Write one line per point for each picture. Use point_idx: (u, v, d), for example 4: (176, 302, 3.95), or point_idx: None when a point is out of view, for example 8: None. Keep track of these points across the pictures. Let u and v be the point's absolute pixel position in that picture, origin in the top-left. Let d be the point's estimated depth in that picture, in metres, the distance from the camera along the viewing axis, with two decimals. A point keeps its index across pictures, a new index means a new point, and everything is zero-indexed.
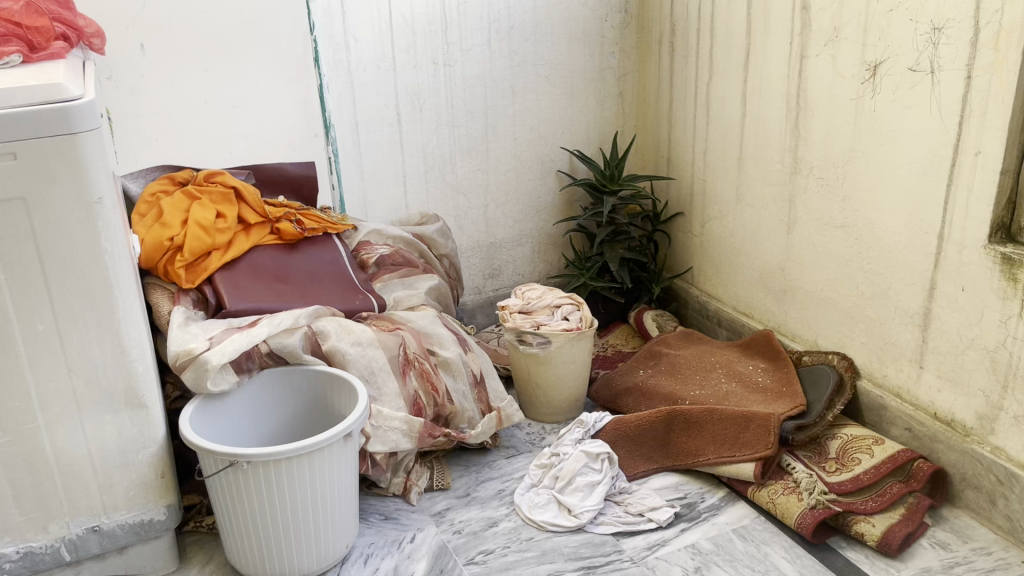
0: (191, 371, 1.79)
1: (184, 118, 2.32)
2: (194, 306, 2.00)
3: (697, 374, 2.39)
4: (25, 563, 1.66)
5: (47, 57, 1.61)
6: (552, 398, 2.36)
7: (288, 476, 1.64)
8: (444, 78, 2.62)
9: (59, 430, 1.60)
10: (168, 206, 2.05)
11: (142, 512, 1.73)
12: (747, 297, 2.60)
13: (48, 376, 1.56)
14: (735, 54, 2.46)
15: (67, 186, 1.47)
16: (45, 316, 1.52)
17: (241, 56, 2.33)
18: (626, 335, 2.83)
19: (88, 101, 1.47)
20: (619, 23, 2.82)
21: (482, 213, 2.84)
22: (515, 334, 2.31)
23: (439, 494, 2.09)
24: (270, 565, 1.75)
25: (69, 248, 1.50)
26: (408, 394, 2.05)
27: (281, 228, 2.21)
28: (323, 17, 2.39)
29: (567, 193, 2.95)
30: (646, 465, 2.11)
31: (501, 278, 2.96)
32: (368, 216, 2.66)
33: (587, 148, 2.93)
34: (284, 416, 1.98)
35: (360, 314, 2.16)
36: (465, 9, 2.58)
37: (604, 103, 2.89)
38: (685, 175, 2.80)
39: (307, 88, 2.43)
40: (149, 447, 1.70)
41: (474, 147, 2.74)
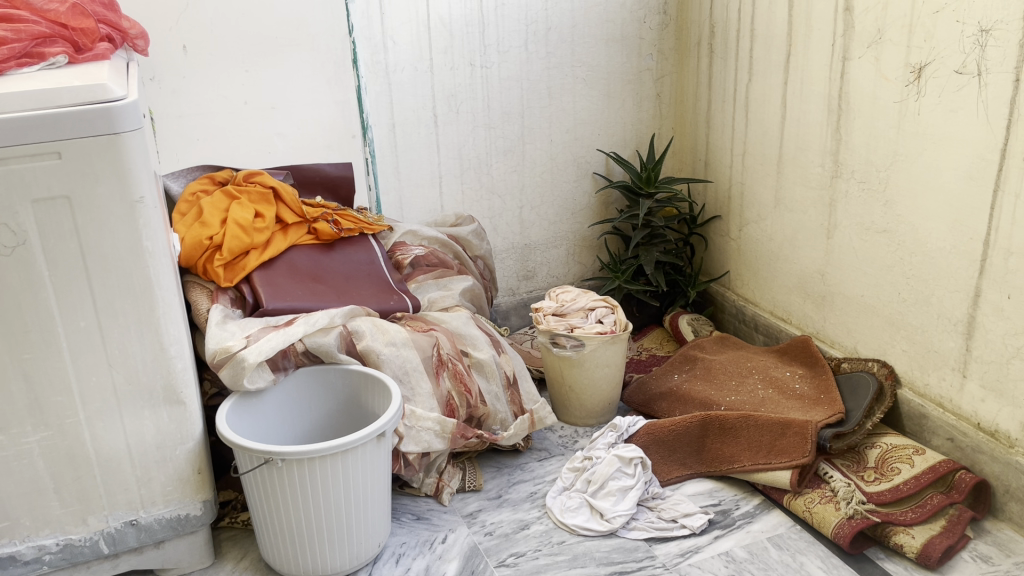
0: (228, 369, 1.81)
1: (225, 119, 2.35)
2: (232, 305, 2.03)
3: (732, 379, 2.37)
4: (64, 555, 1.69)
5: (92, 58, 1.64)
6: (585, 401, 2.34)
7: (322, 474, 1.65)
8: (481, 80, 2.62)
9: (99, 425, 1.63)
10: (207, 205, 2.08)
11: (179, 507, 1.76)
12: (785, 302, 2.56)
13: (89, 372, 1.59)
14: (776, 56, 2.43)
15: (110, 185, 1.50)
16: (87, 313, 1.55)
17: (281, 58, 2.35)
18: (661, 338, 2.81)
19: (131, 102, 1.49)
20: (658, 25, 2.80)
21: (518, 215, 2.84)
22: (548, 336, 2.31)
23: (471, 496, 2.09)
24: (304, 563, 1.76)
25: (111, 246, 1.53)
26: (441, 394, 2.06)
27: (318, 228, 2.23)
28: (362, 19, 2.40)
29: (603, 195, 2.94)
30: (680, 470, 2.09)
31: (535, 279, 2.96)
32: (404, 217, 2.68)
33: (624, 150, 2.91)
34: (319, 414, 1.99)
35: (394, 314, 2.17)
36: (503, 10, 2.57)
37: (641, 104, 2.88)
38: (723, 178, 2.77)
39: (346, 89, 2.45)
40: (186, 443, 1.72)
41: (510, 149, 2.75)
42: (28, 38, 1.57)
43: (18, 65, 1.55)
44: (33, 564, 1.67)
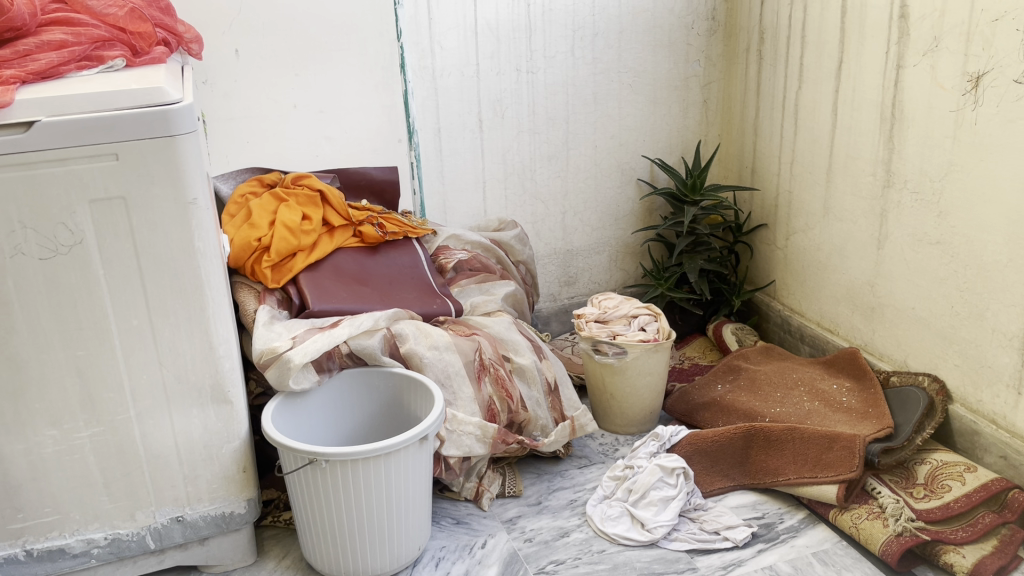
0: (274, 369, 1.83)
1: (274, 122, 2.38)
2: (278, 305, 2.05)
3: (777, 391, 2.33)
4: (111, 549, 1.72)
5: (149, 62, 1.67)
6: (626, 409, 2.33)
7: (365, 476, 1.66)
8: (527, 85, 2.62)
9: (149, 422, 1.66)
10: (256, 206, 2.11)
11: (224, 505, 1.78)
12: (832, 313, 2.52)
13: (140, 370, 1.61)
14: (827, 63, 2.39)
15: (164, 187, 1.52)
16: (140, 311, 1.58)
17: (330, 62, 2.38)
18: (704, 347, 2.78)
19: (187, 105, 1.51)
20: (706, 31, 2.78)
21: (561, 220, 2.83)
22: (590, 343, 2.30)
23: (511, 501, 2.09)
24: (346, 564, 1.77)
25: (165, 246, 1.55)
26: (483, 399, 2.06)
27: (363, 231, 2.25)
28: (410, 24, 2.42)
29: (647, 202, 2.92)
30: (724, 482, 2.06)
31: (577, 285, 2.95)
32: (448, 221, 2.69)
33: (669, 157, 2.89)
34: (361, 416, 2.01)
35: (437, 318, 2.18)
36: (550, 16, 2.57)
37: (687, 111, 2.85)
38: (770, 186, 2.73)
39: (393, 94, 2.47)
40: (232, 441, 1.74)
41: (554, 155, 2.74)
42: (88, 42, 1.60)
43: (77, 68, 1.58)
44: (81, 557, 1.70)
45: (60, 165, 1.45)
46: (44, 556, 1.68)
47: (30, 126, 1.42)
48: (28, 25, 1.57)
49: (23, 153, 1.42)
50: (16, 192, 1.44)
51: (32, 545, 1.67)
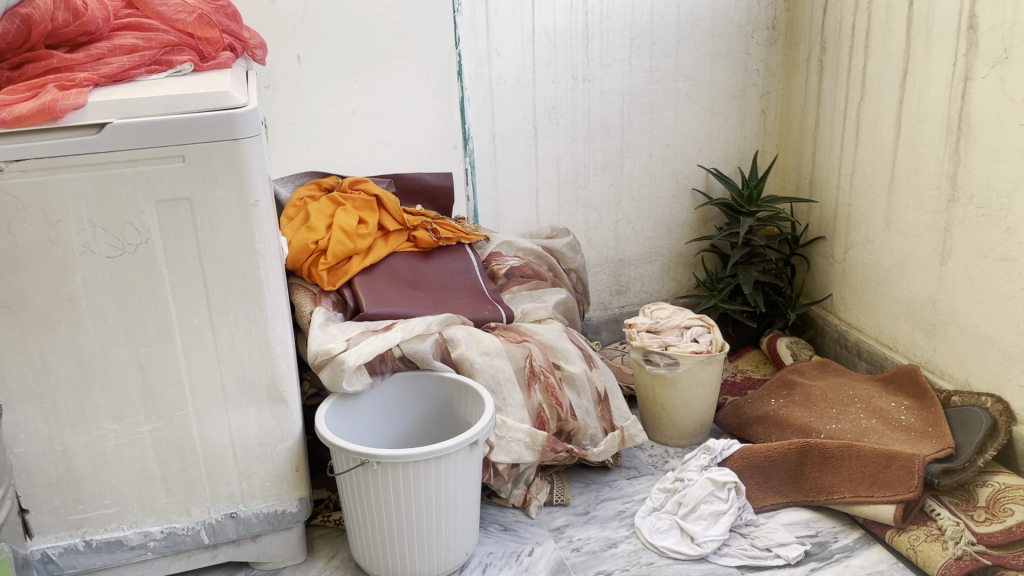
0: (328, 370, 1.86)
1: (333, 127, 2.42)
2: (333, 307, 2.08)
3: (833, 407, 2.29)
4: (167, 543, 1.76)
5: (215, 67, 1.71)
6: (677, 421, 2.30)
7: (415, 479, 1.67)
8: (583, 93, 2.62)
9: (207, 419, 1.69)
10: (314, 210, 2.15)
11: (276, 503, 1.80)
12: (891, 329, 2.46)
13: (200, 367, 1.65)
14: (892, 74, 2.34)
15: (228, 189, 1.55)
16: (201, 310, 1.61)
17: (389, 68, 2.40)
18: (757, 360, 2.74)
19: (251, 109, 1.54)
20: (766, 40, 2.75)
21: (613, 229, 2.82)
22: (641, 353, 2.28)
23: (559, 510, 2.08)
24: (394, 565, 1.79)
25: (227, 247, 1.58)
26: (533, 406, 2.05)
27: (417, 236, 2.27)
28: (468, 31, 2.43)
29: (701, 212, 2.89)
30: (776, 498, 2.02)
31: (629, 294, 2.93)
32: (500, 228, 2.70)
33: (725, 167, 2.86)
34: (412, 419, 2.02)
35: (488, 324, 2.18)
36: (608, 24, 2.56)
37: (745, 121, 2.82)
38: (829, 198, 2.68)
39: (450, 101, 2.49)
40: (286, 441, 1.77)
41: (608, 163, 2.73)
42: (158, 46, 1.65)
43: (148, 72, 1.62)
44: (138, 549, 1.74)
45: (130, 166, 1.49)
46: (103, 547, 1.72)
47: (101, 127, 1.46)
48: (102, 30, 1.63)
49: (95, 153, 1.46)
50: (88, 192, 1.49)
51: (92, 536, 1.71)
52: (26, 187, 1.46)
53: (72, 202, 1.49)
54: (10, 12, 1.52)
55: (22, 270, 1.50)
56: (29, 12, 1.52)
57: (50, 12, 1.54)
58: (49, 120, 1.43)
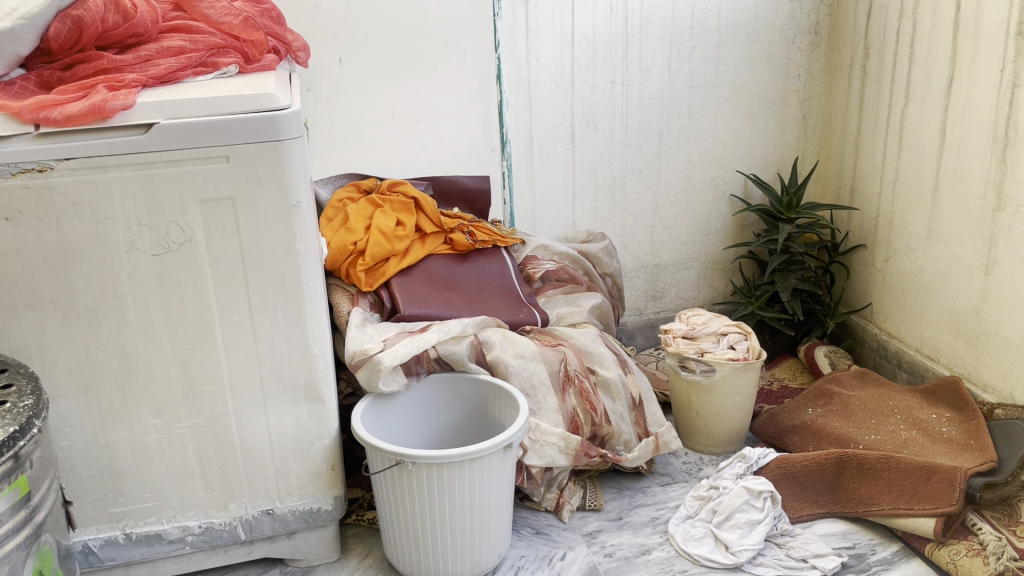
0: (365, 370, 1.87)
1: (373, 129, 2.44)
2: (370, 308, 2.10)
3: (872, 417, 2.25)
4: (204, 537, 1.78)
5: (260, 69, 1.73)
6: (712, 429, 2.28)
7: (449, 480, 1.68)
8: (621, 97, 2.61)
9: (246, 416, 1.71)
10: (353, 211, 2.17)
11: (312, 501, 1.82)
12: (933, 339, 2.42)
13: (240, 364, 1.67)
14: (937, 81, 2.30)
15: (271, 189, 1.57)
16: (242, 308, 1.63)
17: (429, 72, 2.42)
18: (794, 368, 2.71)
19: (295, 111, 1.56)
20: (808, 45, 2.72)
21: (650, 234, 2.81)
22: (677, 359, 2.27)
23: (592, 515, 2.07)
24: (427, 566, 1.79)
25: (269, 247, 1.60)
26: (567, 410, 2.05)
27: (454, 238, 2.28)
28: (508, 35, 2.44)
29: (739, 218, 2.87)
30: (813, 509, 2.00)
31: (664, 300, 2.91)
32: (536, 232, 2.71)
33: (764, 173, 2.84)
34: (447, 420, 2.03)
35: (524, 327, 2.18)
36: (648, 29, 2.55)
37: (785, 127, 2.80)
38: (870, 206, 2.65)
39: (488, 104, 2.50)
40: (323, 439, 1.78)
41: (646, 167, 2.72)
42: (204, 48, 1.68)
43: (194, 73, 1.64)
44: (176, 543, 1.77)
45: (175, 166, 1.52)
46: (142, 540, 1.75)
47: (149, 127, 1.49)
48: (150, 32, 1.66)
49: (141, 153, 1.49)
50: (134, 191, 1.52)
51: (132, 529, 1.74)
52: (74, 186, 1.49)
53: (119, 200, 1.52)
54: (62, 13, 1.55)
55: (70, 267, 1.54)
56: (80, 14, 1.55)
57: (101, 14, 1.58)
58: (98, 120, 1.46)
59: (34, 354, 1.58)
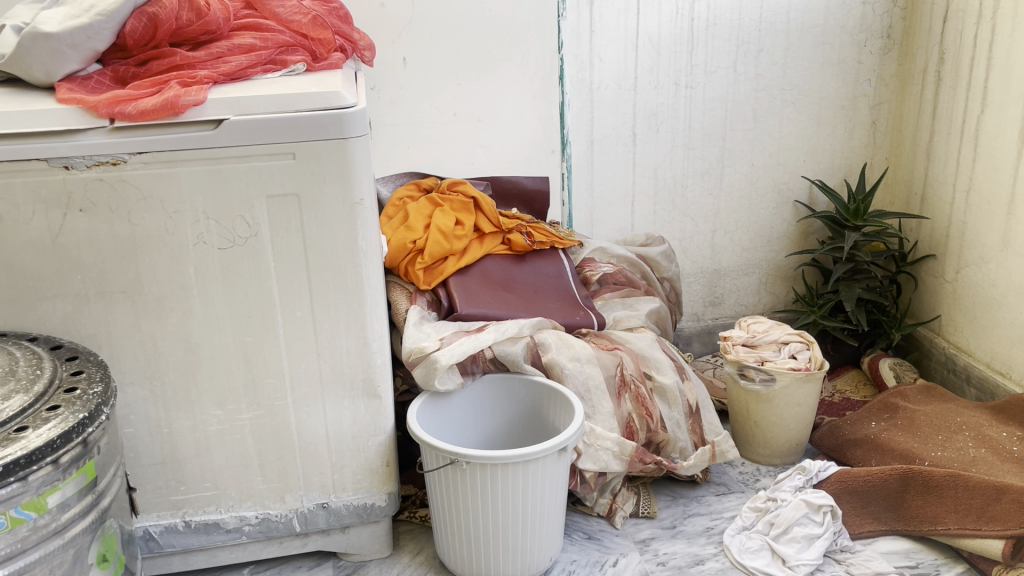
0: (421, 368, 1.88)
1: (434, 128, 2.45)
2: (428, 307, 2.11)
3: (938, 433, 2.18)
4: (261, 528, 1.81)
5: (327, 67, 1.75)
6: (770, 439, 2.23)
7: (503, 482, 1.67)
8: (685, 100, 2.58)
9: (304, 410, 1.73)
10: (413, 210, 2.18)
11: (366, 496, 1.83)
12: (1005, 355, 2.33)
13: (300, 359, 1.69)
14: (1016, 86, 2.22)
15: (335, 187, 1.58)
16: (304, 303, 1.65)
17: (492, 72, 2.42)
18: (856, 380, 2.64)
19: (360, 109, 1.57)
20: (880, 49, 2.65)
21: (710, 239, 2.77)
22: (736, 367, 2.23)
23: (645, 522, 2.05)
24: (478, 565, 1.79)
25: (331, 243, 1.62)
26: (622, 415, 2.03)
27: (512, 239, 2.27)
28: (572, 36, 2.43)
29: (803, 224, 2.81)
30: (874, 525, 1.94)
31: (723, 306, 2.87)
32: (594, 234, 2.69)
33: (830, 179, 2.77)
34: (500, 420, 2.04)
35: (580, 330, 2.17)
36: (714, 30, 2.52)
37: (854, 132, 2.73)
38: (941, 215, 2.56)
39: (550, 105, 2.49)
40: (378, 435, 1.80)
41: (708, 170, 2.68)
42: (274, 47, 1.70)
43: (263, 71, 1.66)
44: (233, 532, 1.80)
45: (242, 162, 1.54)
46: (200, 529, 1.78)
47: (219, 123, 1.51)
48: (222, 29, 1.69)
49: (211, 149, 1.52)
50: (203, 185, 1.55)
51: (191, 517, 1.78)
52: (146, 179, 1.52)
53: (188, 194, 1.55)
54: (138, 10, 1.59)
55: (140, 258, 1.58)
56: (155, 10, 1.59)
57: (175, 11, 1.61)
58: (170, 115, 1.49)
59: (104, 342, 1.63)
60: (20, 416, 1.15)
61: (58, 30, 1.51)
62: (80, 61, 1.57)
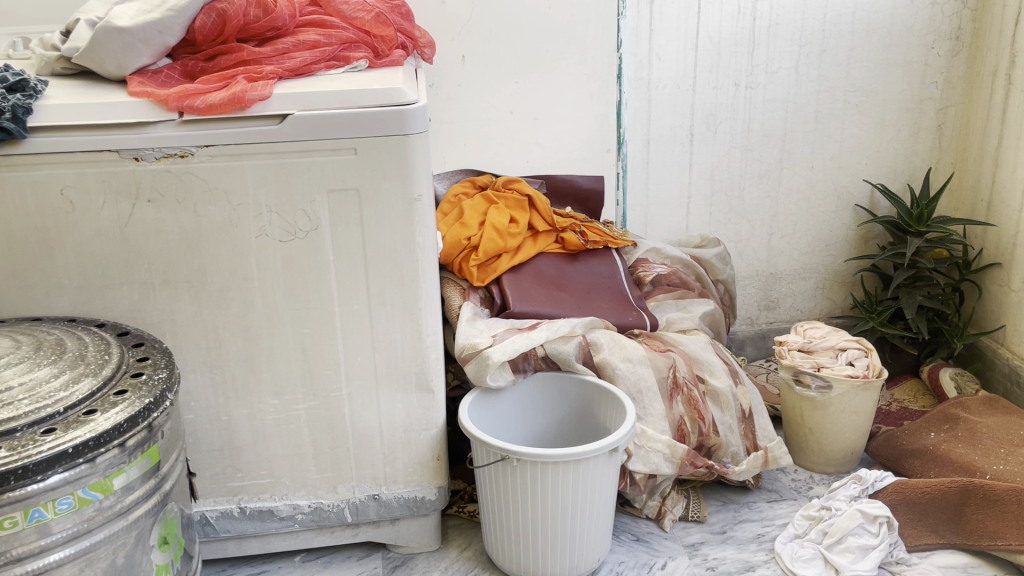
0: (473, 364, 1.88)
1: (491, 126, 2.46)
2: (481, 303, 2.12)
3: (1001, 446, 2.12)
4: (313, 517, 1.84)
5: (388, 64, 1.77)
6: (824, 447, 2.19)
7: (552, 480, 1.67)
8: (744, 100, 2.55)
9: (359, 402, 1.76)
10: (468, 207, 2.19)
11: (416, 489, 1.85)
12: None
13: (356, 351, 1.72)
14: None
15: (394, 182, 1.60)
16: (361, 297, 1.67)
17: (549, 70, 2.42)
18: (915, 390, 2.58)
19: (421, 105, 1.58)
20: (948, 51, 2.58)
21: (766, 242, 2.73)
22: (791, 372, 2.19)
23: (694, 526, 2.03)
24: (526, 563, 1.80)
25: (389, 238, 1.63)
26: (673, 418, 2.01)
27: (566, 237, 2.27)
28: (630, 35, 2.41)
29: (863, 229, 2.75)
30: (932, 538, 1.89)
31: (777, 310, 2.82)
32: (648, 235, 2.67)
33: (893, 183, 2.71)
34: (551, 419, 2.04)
35: (632, 331, 2.16)
36: (776, 30, 2.48)
37: (918, 136, 2.66)
38: (1009, 223, 2.49)
39: (607, 104, 2.48)
40: (430, 429, 1.81)
41: (766, 172, 2.64)
42: (337, 43, 1.72)
43: (327, 67, 1.69)
44: (286, 520, 1.83)
45: (305, 157, 1.57)
46: (255, 515, 1.82)
47: (283, 118, 1.54)
48: (288, 25, 1.72)
49: (275, 143, 1.54)
50: (266, 179, 1.57)
51: (247, 504, 1.81)
52: (212, 172, 1.56)
53: (251, 187, 1.58)
54: (208, 6, 1.63)
55: (204, 248, 1.61)
56: (224, 7, 1.63)
57: (243, 8, 1.64)
58: (237, 109, 1.52)
59: (167, 330, 1.67)
60: (89, 399, 1.19)
61: (131, 24, 1.56)
62: (151, 56, 1.61)
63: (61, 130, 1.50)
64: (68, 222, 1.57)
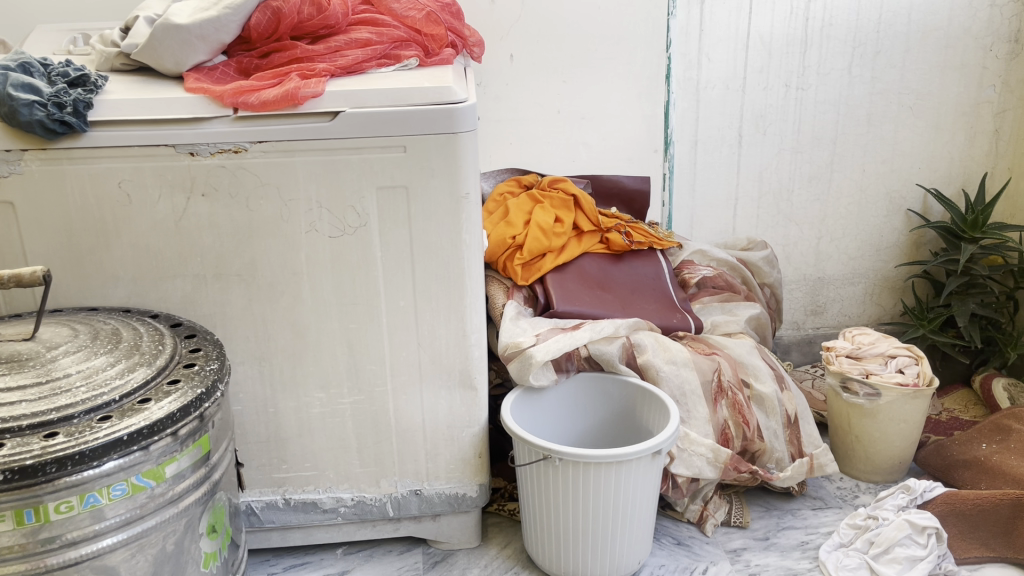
0: (516, 363, 1.89)
1: (537, 125, 2.46)
2: (525, 302, 2.12)
3: None
4: (356, 510, 1.86)
5: (438, 62, 1.78)
6: (871, 455, 2.16)
7: (594, 480, 1.67)
8: (795, 102, 2.51)
9: (403, 397, 1.77)
10: (513, 206, 2.20)
11: (458, 486, 1.86)
12: None
13: (400, 347, 1.73)
14: None
15: (442, 180, 1.61)
16: (407, 293, 1.69)
17: (597, 70, 2.41)
18: (965, 400, 2.53)
19: (470, 104, 1.59)
20: (1007, 54, 2.52)
21: (814, 246, 2.69)
22: (839, 379, 2.16)
23: (736, 532, 2.01)
24: (566, 563, 1.80)
25: (436, 235, 1.64)
26: (717, 421, 1.99)
27: (610, 237, 2.26)
28: (680, 35, 2.40)
29: (915, 234, 2.70)
30: (982, 551, 1.85)
31: (824, 315, 2.78)
32: (694, 237, 2.65)
33: (947, 188, 2.66)
34: (593, 418, 2.04)
35: (676, 333, 2.14)
36: (829, 31, 2.44)
37: (974, 140, 2.60)
38: None
39: (655, 104, 2.46)
40: (472, 427, 1.82)
41: (815, 175, 2.60)
42: (389, 41, 1.73)
43: (377, 65, 1.70)
44: (329, 512, 1.86)
45: (356, 154, 1.58)
46: (299, 506, 1.85)
47: (335, 115, 1.55)
48: (341, 23, 1.73)
49: (327, 140, 1.56)
50: (317, 175, 1.59)
51: (291, 495, 1.84)
52: (265, 167, 1.58)
53: (303, 183, 1.60)
54: (263, 4, 1.66)
55: (256, 242, 1.64)
56: (279, 5, 1.65)
57: (298, 6, 1.66)
58: (290, 106, 1.54)
59: (218, 322, 1.70)
60: (144, 388, 1.22)
61: (189, 22, 1.59)
62: (207, 52, 1.64)
63: (119, 124, 1.53)
64: (125, 215, 1.60)
